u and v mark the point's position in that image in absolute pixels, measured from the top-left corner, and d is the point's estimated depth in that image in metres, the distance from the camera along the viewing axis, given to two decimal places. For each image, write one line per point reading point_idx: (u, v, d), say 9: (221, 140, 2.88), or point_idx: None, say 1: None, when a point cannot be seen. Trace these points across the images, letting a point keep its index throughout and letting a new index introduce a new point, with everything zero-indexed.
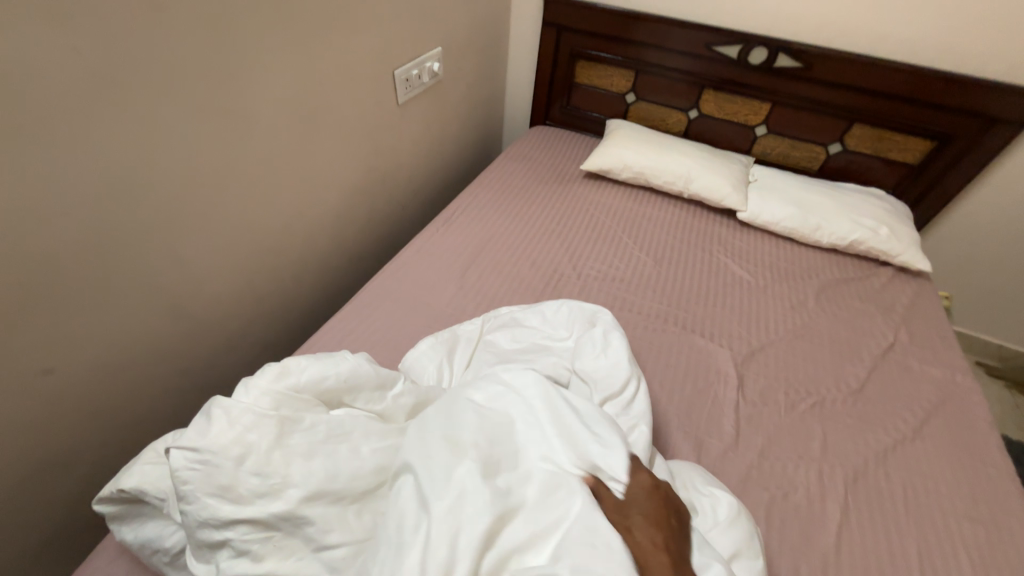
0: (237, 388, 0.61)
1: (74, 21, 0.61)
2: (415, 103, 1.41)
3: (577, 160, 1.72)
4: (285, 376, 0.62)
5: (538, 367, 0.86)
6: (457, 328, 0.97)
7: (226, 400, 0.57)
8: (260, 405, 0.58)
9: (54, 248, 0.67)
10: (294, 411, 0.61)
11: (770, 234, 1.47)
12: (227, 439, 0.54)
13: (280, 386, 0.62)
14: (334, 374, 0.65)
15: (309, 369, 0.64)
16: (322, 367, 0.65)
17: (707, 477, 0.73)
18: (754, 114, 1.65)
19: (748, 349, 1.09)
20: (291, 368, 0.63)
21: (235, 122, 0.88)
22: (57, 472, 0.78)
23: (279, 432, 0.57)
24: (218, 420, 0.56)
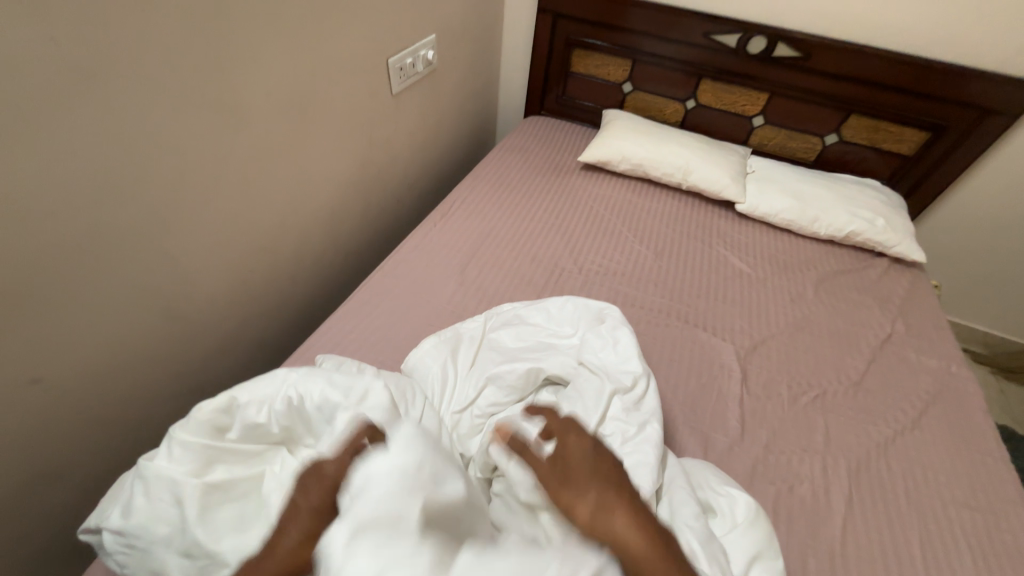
0: (165, 441, 0.61)
1: (50, 7, 0.56)
2: (410, 93, 1.36)
3: (574, 151, 1.70)
4: (217, 421, 0.63)
5: (545, 367, 0.85)
6: (459, 326, 0.95)
7: (148, 471, 0.59)
8: (184, 470, 0.59)
9: (37, 251, 0.63)
10: (224, 470, 0.61)
11: (768, 226, 1.47)
12: (149, 522, 0.57)
13: (207, 438, 0.62)
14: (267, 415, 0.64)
15: (244, 411, 0.63)
16: (256, 406, 0.64)
17: (720, 476, 0.74)
18: (751, 104, 1.64)
19: (750, 342, 1.10)
20: (222, 410, 0.63)
21: (224, 114, 0.83)
22: (47, 484, 0.74)
23: (200, 505, 0.58)
24: (140, 496, 0.58)
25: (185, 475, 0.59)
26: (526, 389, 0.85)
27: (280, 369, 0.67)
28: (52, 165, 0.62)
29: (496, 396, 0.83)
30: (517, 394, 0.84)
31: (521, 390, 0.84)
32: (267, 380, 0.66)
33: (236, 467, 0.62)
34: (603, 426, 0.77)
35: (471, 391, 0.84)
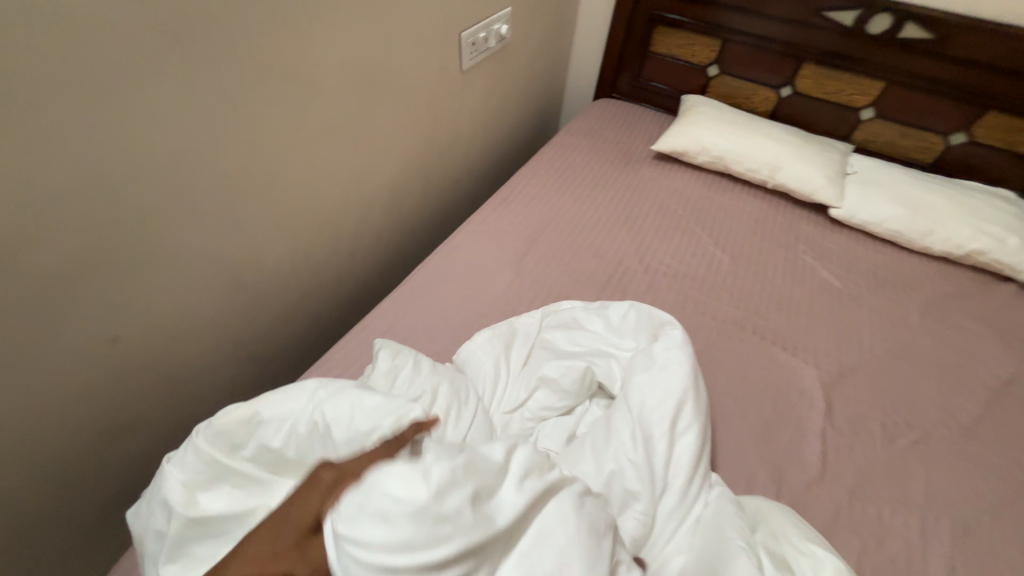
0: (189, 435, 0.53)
1: None
2: (479, 70, 1.30)
3: (647, 139, 1.57)
4: (232, 430, 0.52)
5: (599, 376, 0.81)
6: (514, 321, 0.90)
7: (168, 464, 0.52)
8: (188, 483, 0.51)
9: (120, 215, 0.65)
10: (222, 496, 0.52)
11: (868, 236, 1.29)
12: (151, 523, 0.51)
13: (219, 448, 0.52)
14: (280, 438, 0.53)
15: (262, 423, 0.54)
16: (277, 422, 0.54)
17: (804, 529, 0.65)
18: (860, 94, 1.43)
19: (838, 368, 0.97)
20: (245, 420, 0.54)
21: (297, 85, 0.82)
22: (124, 438, 0.78)
23: (184, 534, 0.49)
24: (150, 497, 0.52)
25: (184, 491, 0.50)
26: (580, 396, 0.79)
27: (311, 380, 0.58)
28: (135, 129, 0.63)
29: (548, 400, 0.78)
30: (571, 401, 0.79)
31: (576, 395, 0.79)
32: (294, 393, 0.57)
33: (235, 495, 0.52)
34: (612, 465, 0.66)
35: (522, 394, 0.79)
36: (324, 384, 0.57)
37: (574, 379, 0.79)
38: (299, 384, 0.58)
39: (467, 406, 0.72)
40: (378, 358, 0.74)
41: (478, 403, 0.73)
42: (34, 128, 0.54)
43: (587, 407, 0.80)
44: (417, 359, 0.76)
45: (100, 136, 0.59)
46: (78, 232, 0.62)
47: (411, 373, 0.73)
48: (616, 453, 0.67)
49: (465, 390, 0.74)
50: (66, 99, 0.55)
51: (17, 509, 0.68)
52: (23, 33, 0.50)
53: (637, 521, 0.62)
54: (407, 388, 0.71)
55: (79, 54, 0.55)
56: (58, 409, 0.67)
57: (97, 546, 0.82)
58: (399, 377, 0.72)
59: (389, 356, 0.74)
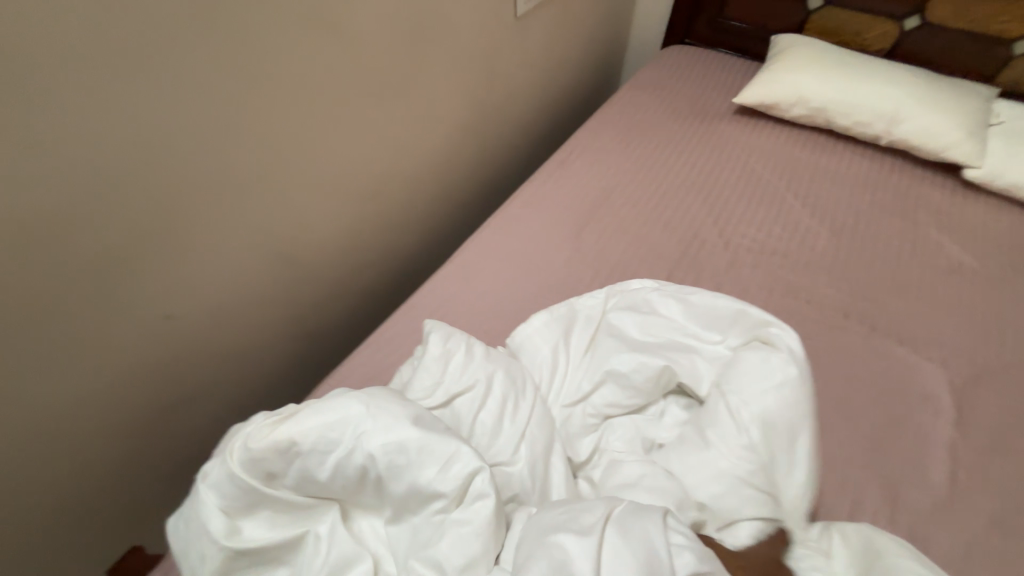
0: (222, 452, 0.49)
1: None
2: (536, 16, 1.16)
3: (727, 91, 1.36)
4: (268, 459, 0.47)
5: (678, 373, 0.70)
6: (576, 301, 0.80)
7: (204, 484, 0.48)
8: (227, 510, 0.48)
9: (161, 187, 0.62)
10: (264, 521, 0.49)
11: (1013, 202, 1.04)
12: (191, 545, 0.48)
13: (256, 476, 0.47)
14: (325, 471, 0.47)
15: (303, 454, 0.47)
16: (320, 453, 0.48)
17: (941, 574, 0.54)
18: (1017, 21, 1.13)
19: (972, 368, 0.79)
20: (282, 449, 0.47)
21: (339, 39, 0.75)
22: (183, 409, 0.79)
23: (227, 561, 0.47)
24: (187, 519, 0.49)
25: (225, 517, 0.47)
26: (654, 395, 0.70)
27: (352, 396, 0.51)
28: (170, 87, 0.58)
29: (619, 396, 0.69)
30: (642, 399, 0.69)
31: (649, 394, 0.69)
32: (335, 407, 0.50)
33: (277, 523, 0.49)
34: (712, 491, 0.58)
35: (586, 387, 0.70)
36: (371, 410, 0.50)
37: (648, 374, 0.69)
38: (341, 404, 0.50)
39: (523, 399, 0.65)
40: (428, 342, 0.68)
41: (536, 397, 0.65)
42: (67, 86, 0.50)
43: (665, 407, 0.71)
44: (469, 343, 0.69)
45: (135, 95, 0.55)
46: (122, 206, 0.59)
47: (463, 360, 0.66)
48: (715, 461, 0.59)
49: (523, 381, 0.67)
50: (95, 53, 0.51)
51: (90, 471, 0.70)
52: None
53: (750, 531, 0.56)
54: (462, 376, 0.64)
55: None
56: (120, 378, 0.68)
57: (166, 508, 0.85)
58: (451, 363, 0.65)
59: (440, 339, 0.68)
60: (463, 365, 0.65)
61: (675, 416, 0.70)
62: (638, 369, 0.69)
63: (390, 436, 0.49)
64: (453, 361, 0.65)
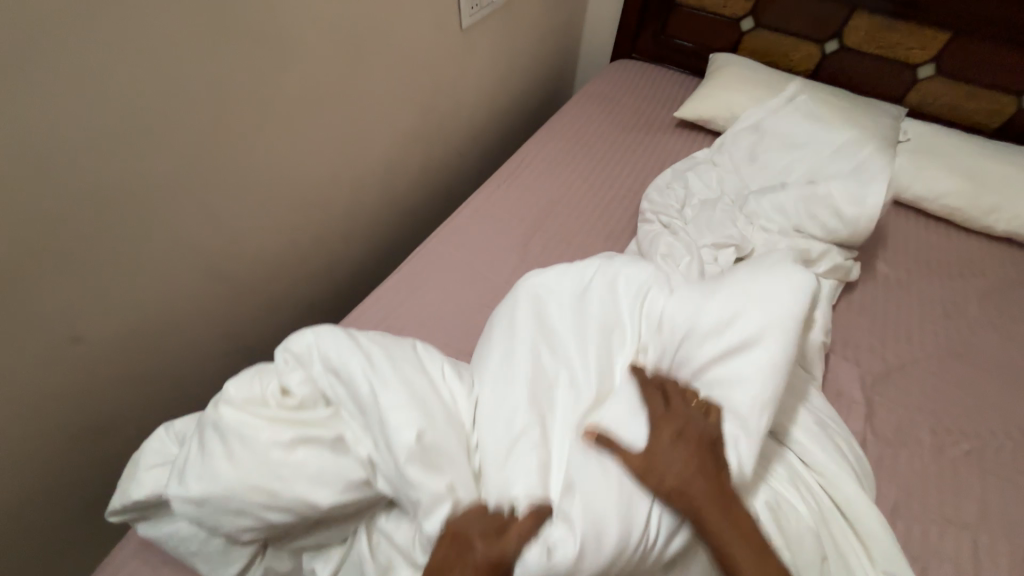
0: (230, 387, 0.56)
1: None
2: (482, 28, 1.17)
3: (668, 105, 1.42)
4: (260, 380, 0.57)
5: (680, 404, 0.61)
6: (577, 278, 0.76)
7: (211, 425, 0.53)
8: (226, 448, 0.51)
9: (68, 209, 0.58)
10: (254, 464, 0.50)
11: (920, 213, 1.14)
12: (193, 486, 0.51)
13: (240, 403, 0.54)
14: (298, 394, 0.56)
15: (285, 376, 0.58)
16: (303, 374, 0.58)
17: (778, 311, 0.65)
18: (919, 48, 1.25)
19: (883, 366, 0.85)
20: (275, 376, 0.58)
21: (270, 50, 0.73)
22: (101, 437, 0.74)
23: (222, 488, 0.50)
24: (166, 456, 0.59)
25: (201, 465, 0.51)
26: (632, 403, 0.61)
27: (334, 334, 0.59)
28: (80, 91, 0.54)
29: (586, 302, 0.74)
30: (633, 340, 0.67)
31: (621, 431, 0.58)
32: (331, 336, 0.59)
33: (273, 452, 0.51)
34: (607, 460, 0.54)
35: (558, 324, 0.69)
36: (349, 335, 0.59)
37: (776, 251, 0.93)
38: (321, 331, 0.60)
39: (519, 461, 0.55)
40: None
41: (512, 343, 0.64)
42: None
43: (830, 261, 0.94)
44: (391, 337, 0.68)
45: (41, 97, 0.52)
46: (23, 228, 0.55)
47: (381, 355, 0.58)
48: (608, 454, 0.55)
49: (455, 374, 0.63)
50: None
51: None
52: None
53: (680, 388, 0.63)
54: (390, 355, 0.59)
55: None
56: (25, 406, 0.63)
57: (79, 547, 0.79)
58: (367, 347, 0.58)
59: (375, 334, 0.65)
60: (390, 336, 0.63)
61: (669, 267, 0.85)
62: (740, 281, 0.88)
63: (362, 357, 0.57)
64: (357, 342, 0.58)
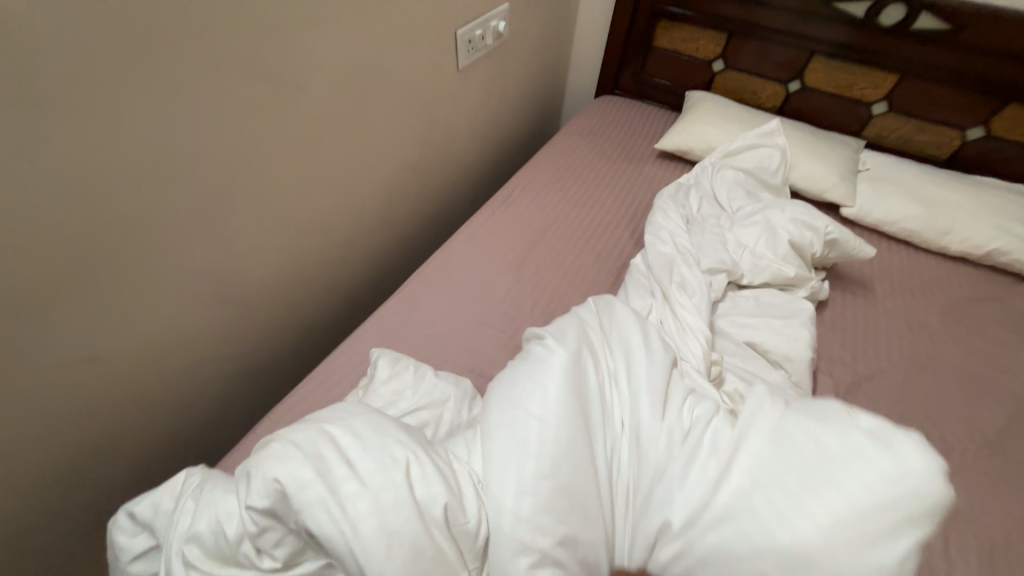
0: (200, 551, 0.51)
1: None
2: (476, 68, 1.27)
3: (649, 137, 1.53)
4: (228, 535, 0.49)
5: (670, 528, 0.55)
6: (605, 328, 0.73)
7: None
8: None
9: (94, 235, 0.62)
10: None
11: (882, 235, 1.24)
12: None
13: (212, 558, 0.51)
14: (276, 554, 0.50)
15: (256, 536, 0.49)
16: (277, 529, 0.49)
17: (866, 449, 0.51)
18: (872, 88, 1.38)
19: (854, 377, 0.92)
20: (242, 526, 0.49)
21: (284, 90, 0.79)
22: (105, 455, 0.76)
23: None
24: (144, 537, 0.56)
25: None
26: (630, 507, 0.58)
27: (300, 482, 0.48)
28: (115, 130, 0.59)
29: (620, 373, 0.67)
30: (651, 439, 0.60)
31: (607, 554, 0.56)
32: (293, 479, 0.48)
33: None
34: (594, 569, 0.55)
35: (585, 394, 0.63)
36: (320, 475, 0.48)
37: (768, 277, 0.98)
38: (289, 470, 0.48)
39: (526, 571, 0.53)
40: (376, 367, 0.75)
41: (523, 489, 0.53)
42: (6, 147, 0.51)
43: (813, 283, 0.99)
44: (375, 424, 0.56)
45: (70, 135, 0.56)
46: (51, 253, 0.59)
47: (355, 485, 0.49)
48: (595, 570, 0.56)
49: (453, 477, 0.55)
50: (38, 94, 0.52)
51: None
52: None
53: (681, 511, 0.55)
54: (371, 489, 0.49)
55: (54, 43, 0.51)
56: (29, 425, 0.65)
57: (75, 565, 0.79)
58: (339, 484, 0.49)
59: (349, 433, 0.54)
60: (369, 448, 0.52)
61: (684, 306, 0.88)
62: (734, 305, 0.95)
63: (333, 516, 0.47)
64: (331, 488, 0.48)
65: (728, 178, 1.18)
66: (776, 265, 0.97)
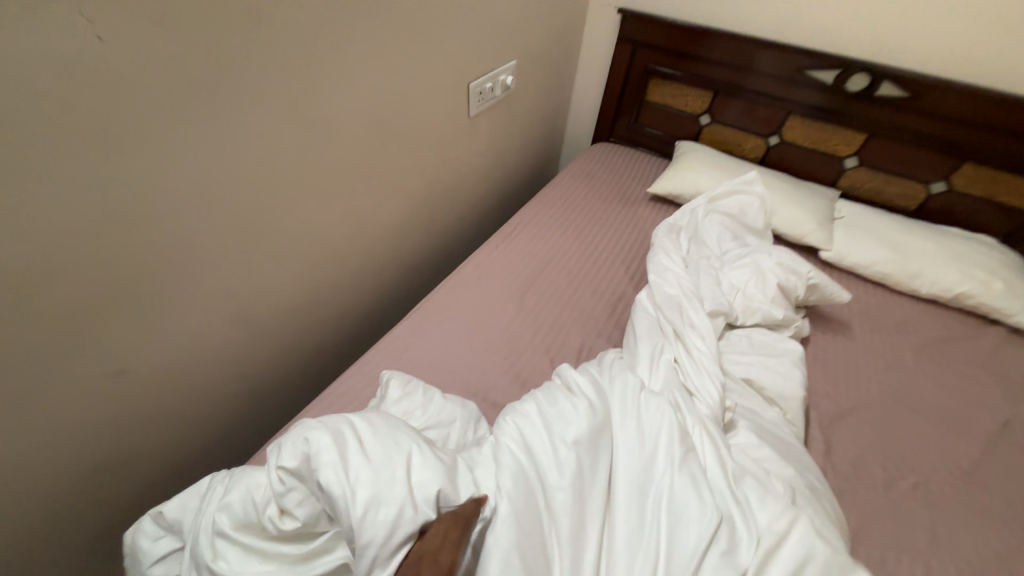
0: (225, 512, 0.57)
1: (185, 38, 0.62)
2: (485, 115, 1.38)
3: (642, 182, 1.65)
4: (256, 499, 0.55)
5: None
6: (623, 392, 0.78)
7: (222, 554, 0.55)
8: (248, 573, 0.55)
9: (139, 256, 0.68)
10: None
11: (859, 277, 1.33)
12: None
13: (238, 528, 0.57)
14: (295, 515, 0.55)
15: (280, 496, 0.54)
16: (299, 491, 0.54)
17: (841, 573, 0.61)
18: (843, 144, 1.52)
19: (836, 409, 0.97)
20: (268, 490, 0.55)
21: (315, 133, 0.88)
22: (119, 466, 0.79)
23: None
24: (168, 540, 0.61)
25: None
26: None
27: (316, 437, 0.55)
28: (171, 165, 0.67)
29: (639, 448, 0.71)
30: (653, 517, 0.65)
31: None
32: (311, 435, 0.55)
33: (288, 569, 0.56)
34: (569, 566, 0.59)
35: (599, 465, 0.68)
36: (336, 438, 0.55)
37: (759, 317, 1.05)
38: (311, 437, 0.55)
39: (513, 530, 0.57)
40: (388, 387, 0.79)
41: (522, 539, 0.56)
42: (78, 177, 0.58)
43: (799, 322, 1.07)
44: (388, 419, 0.62)
45: (132, 169, 0.63)
46: (101, 271, 0.65)
47: (361, 459, 0.54)
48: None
49: (451, 465, 0.60)
50: (114, 133, 0.59)
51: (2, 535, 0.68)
52: (81, 98, 0.55)
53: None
54: (374, 463, 0.54)
55: (131, 92, 0.59)
56: (55, 434, 0.68)
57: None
58: (350, 445, 0.55)
59: (365, 420, 0.60)
60: (380, 434, 0.58)
61: (696, 347, 0.93)
62: (731, 343, 1.01)
63: (339, 471, 0.53)
64: (345, 451, 0.54)
65: (716, 223, 1.28)
66: (763, 303, 1.04)
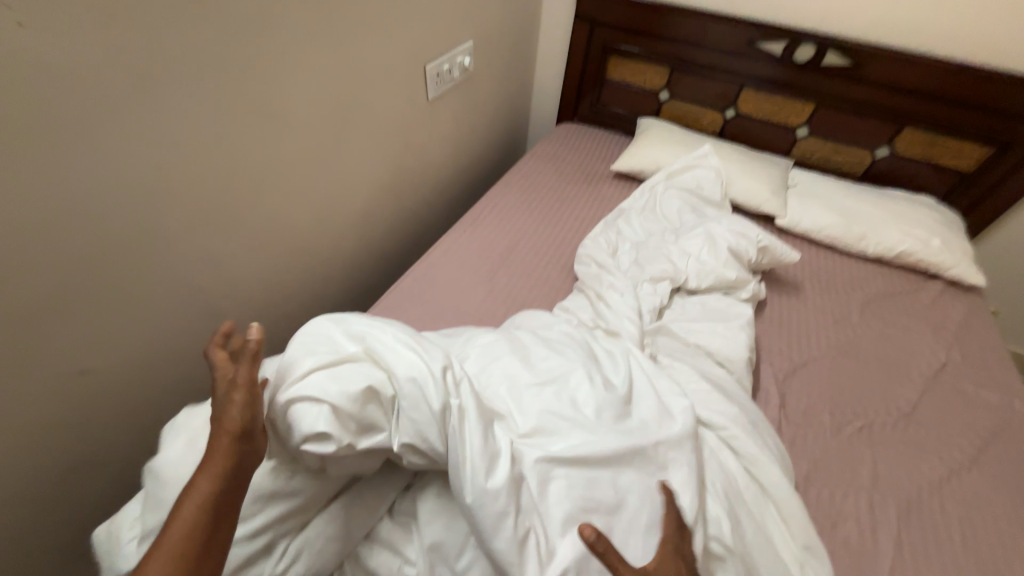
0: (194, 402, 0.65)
1: (121, 23, 0.60)
2: (445, 98, 1.37)
3: (606, 159, 1.68)
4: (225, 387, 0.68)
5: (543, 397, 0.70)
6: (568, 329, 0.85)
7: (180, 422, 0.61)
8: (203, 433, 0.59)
9: (91, 254, 0.67)
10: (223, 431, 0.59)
11: (811, 242, 1.39)
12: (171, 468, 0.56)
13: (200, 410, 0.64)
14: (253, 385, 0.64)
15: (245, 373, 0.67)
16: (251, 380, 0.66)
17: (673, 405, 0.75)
18: (795, 114, 1.57)
19: (790, 364, 1.04)
20: None
21: (270, 119, 0.86)
22: (89, 466, 0.78)
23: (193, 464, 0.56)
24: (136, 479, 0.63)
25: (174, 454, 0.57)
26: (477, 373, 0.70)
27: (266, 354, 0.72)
28: (117, 157, 0.65)
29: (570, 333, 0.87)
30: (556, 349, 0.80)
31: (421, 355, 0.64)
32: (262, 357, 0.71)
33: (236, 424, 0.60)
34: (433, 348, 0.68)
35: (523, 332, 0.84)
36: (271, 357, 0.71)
37: (717, 284, 1.09)
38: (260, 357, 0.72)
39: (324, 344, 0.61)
40: None
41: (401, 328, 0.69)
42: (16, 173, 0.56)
43: (753, 285, 1.12)
44: None
45: (75, 162, 0.61)
46: (52, 270, 0.63)
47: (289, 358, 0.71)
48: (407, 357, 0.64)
49: None
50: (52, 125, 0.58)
51: None
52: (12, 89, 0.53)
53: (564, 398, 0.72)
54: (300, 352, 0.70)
55: (65, 81, 0.57)
56: (18, 438, 0.67)
57: None
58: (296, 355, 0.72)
59: None
60: None
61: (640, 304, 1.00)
62: (681, 311, 1.05)
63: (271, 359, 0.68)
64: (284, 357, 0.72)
65: (675, 197, 1.32)
66: (720, 270, 1.09)
